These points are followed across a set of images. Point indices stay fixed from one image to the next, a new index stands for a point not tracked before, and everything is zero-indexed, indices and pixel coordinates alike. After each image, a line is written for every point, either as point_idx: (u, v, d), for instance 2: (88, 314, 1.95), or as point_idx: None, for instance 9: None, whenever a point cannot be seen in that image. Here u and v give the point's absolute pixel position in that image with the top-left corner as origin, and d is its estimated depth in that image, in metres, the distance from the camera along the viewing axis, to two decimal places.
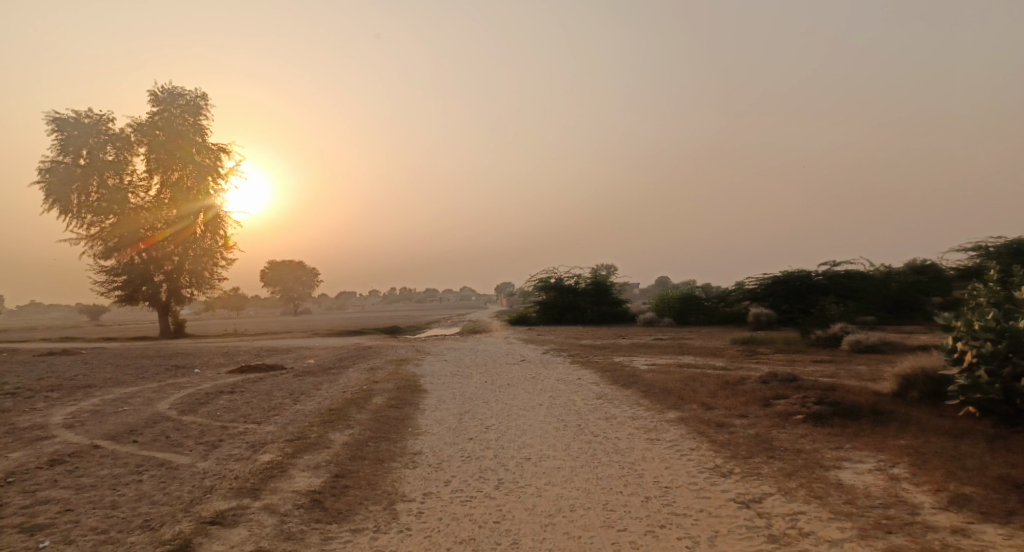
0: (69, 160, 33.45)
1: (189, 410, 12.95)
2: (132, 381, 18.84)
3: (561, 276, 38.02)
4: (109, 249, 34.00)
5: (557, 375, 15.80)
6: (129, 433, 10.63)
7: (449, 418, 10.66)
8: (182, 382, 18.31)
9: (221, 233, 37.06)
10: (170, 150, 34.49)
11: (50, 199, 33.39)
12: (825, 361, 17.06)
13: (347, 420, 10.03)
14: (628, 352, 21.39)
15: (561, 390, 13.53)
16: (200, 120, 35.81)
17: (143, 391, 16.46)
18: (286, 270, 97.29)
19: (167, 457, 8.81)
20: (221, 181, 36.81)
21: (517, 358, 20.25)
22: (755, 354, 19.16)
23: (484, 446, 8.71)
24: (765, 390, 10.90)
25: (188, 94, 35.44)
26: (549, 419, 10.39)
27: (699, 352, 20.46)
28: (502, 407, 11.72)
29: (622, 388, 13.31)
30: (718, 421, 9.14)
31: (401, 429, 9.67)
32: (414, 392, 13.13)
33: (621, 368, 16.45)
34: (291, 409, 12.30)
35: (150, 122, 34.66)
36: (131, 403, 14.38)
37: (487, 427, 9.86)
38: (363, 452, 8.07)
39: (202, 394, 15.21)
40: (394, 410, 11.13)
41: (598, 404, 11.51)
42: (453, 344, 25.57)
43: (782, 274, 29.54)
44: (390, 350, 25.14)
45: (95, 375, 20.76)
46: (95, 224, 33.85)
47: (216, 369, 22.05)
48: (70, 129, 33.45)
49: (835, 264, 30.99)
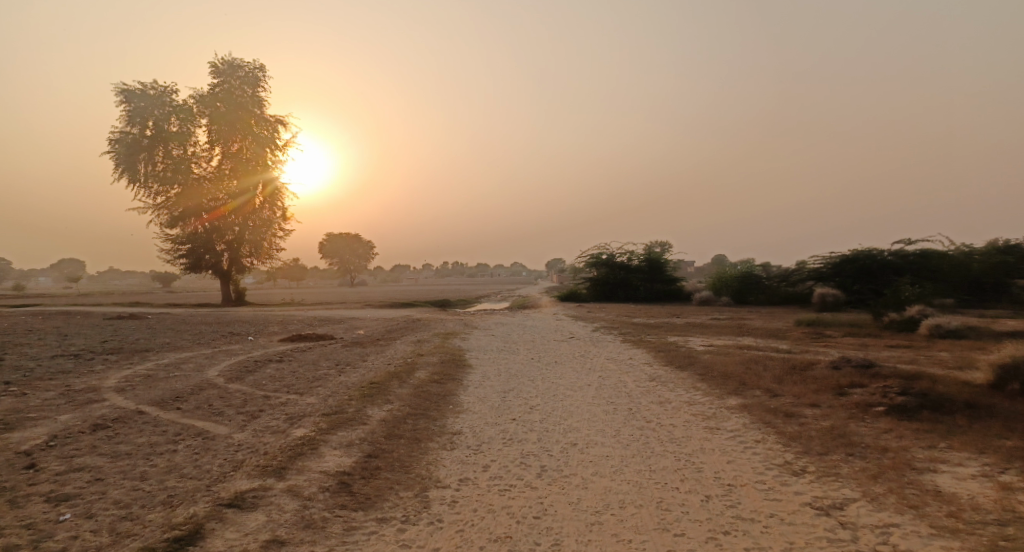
0: (136, 131, 34.25)
1: (236, 378, 12.87)
2: (187, 348, 19.08)
3: (614, 252, 37.02)
4: (173, 218, 34.82)
5: (608, 354, 15.14)
6: (174, 400, 10.54)
7: (493, 396, 10.18)
8: (233, 350, 18.44)
9: (279, 204, 37.52)
10: (230, 121, 34.94)
11: (119, 168, 34.33)
12: (901, 346, 15.81)
13: (388, 395, 9.66)
14: (683, 331, 20.49)
15: (611, 370, 12.86)
16: (258, 92, 36.18)
17: (195, 357, 16.56)
18: (343, 243, 98.96)
19: (204, 426, 8.60)
20: (279, 153, 37.19)
21: (567, 334, 19.62)
22: (822, 337, 17.98)
23: (527, 429, 8.17)
24: (837, 378, 9.98)
25: (247, 66, 35.94)
26: (598, 402, 9.78)
27: (759, 334, 19.39)
28: (549, 386, 11.16)
29: (677, 369, 12.55)
30: (786, 410, 8.34)
31: (442, 407, 9.22)
32: (459, 367, 12.71)
33: (676, 348, 15.63)
34: (334, 380, 12.05)
35: (211, 93, 35.20)
36: (181, 369, 14.45)
37: (531, 408, 9.31)
38: (400, 430, 7.65)
39: (251, 363, 15.18)
40: (437, 386, 10.72)
41: (651, 387, 10.80)
42: (502, 319, 25.12)
43: (851, 253, 27.81)
44: (438, 323, 24.89)
45: (152, 340, 21.17)
46: (161, 194, 34.68)
47: (268, 337, 22.20)
48: (137, 100, 34.21)
49: (910, 242, 29.08)
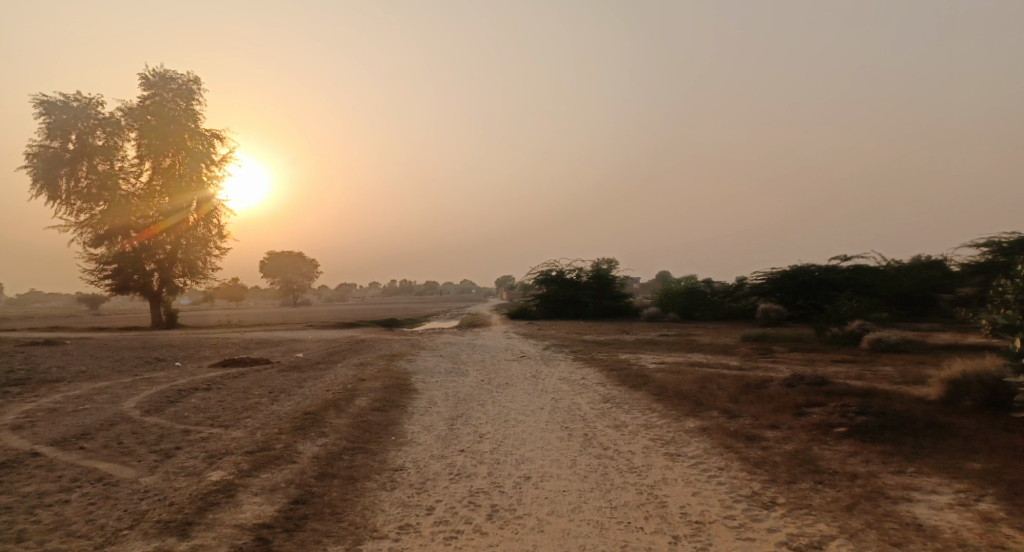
0: (57, 145, 31.99)
1: (155, 410, 11.72)
2: (106, 376, 17.54)
3: (562, 269, 36.79)
4: (99, 237, 32.69)
5: (559, 374, 14.61)
6: (78, 438, 9.38)
7: (439, 425, 9.47)
8: (158, 377, 17.07)
9: (214, 221, 35.85)
10: (162, 134, 33.17)
11: (37, 184, 31.94)
12: (847, 361, 15.85)
13: (322, 426, 8.83)
14: (634, 349, 20.20)
15: (564, 391, 12.32)
16: (193, 105, 34.52)
17: (112, 387, 15.17)
18: (285, 262, 96.06)
19: (108, 469, 7.58)
20: (215, 169, 35.53)
21: (517, 354, 19.04)
22: (770, 353, 17.97)
23: (476, 462, 7.52)
24: (793, 396, 9.70)
25: (180, 79, 34.21)
26: (551, 427, 9.21)
27: (709, 350, 19.27)
28: (499, 411, 10.53)
29: (630, 389, 12.12)
30: (746, 433, 7.95)
31: (383, 439, 8.45)
32: (403, 393, 11.95)
33: (628, 367, 15.25)
34: (266, 411, 11.09)
35: (141, 106, 33.35)
36: (95, 401, 13.14)
37: (481, 437, 8.65)
38: (334, 468, 6.87)
39: (176, 392, 13.98)
40: (378, 415, 9.94)
41: (606, 410, 10.29)
42: (449, 338, 24.34)
43: (792, 269, 28.29)
44: (383, 344, 23.93)
45: (67, 369, 19.46)
46: (84, 210, 32.55)
47: (198, 363, 20.77)
48: (58, 111, 31.97)
49: (845, 257, 29.85)
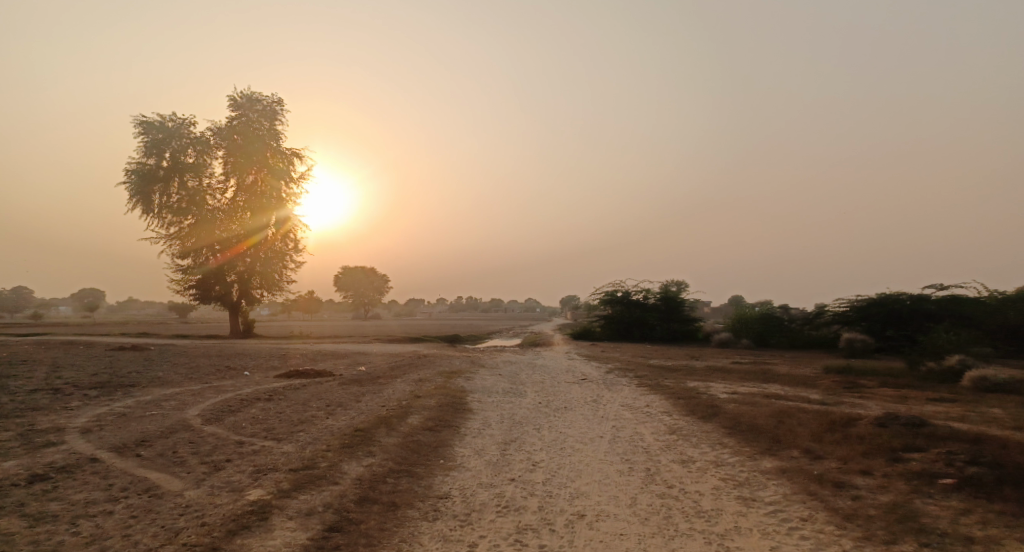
0: (152, 161, 33.78)
1: (215, 419, 11.76)
2: (177, 382, 17.99)
3: (629, 290, 35.85)
4: (185, 249, 34.19)
5: (622, 400, 13.89)
6: (138, 444, 9.44)
7: (492, 449, 9.00)
8: (223, 385, 17.34)
9: (291, 236, 36.98)
10: (246, 152, 34.58)
11: (133, 198, 33.76)
12: (944, 400, 14.41)
13: (371, 445, 8.52)
14: (704, 376, 19.16)
15: (627, 419, 11.61)
16: (276, 125, 35.87)
17: (180, 394, 15.47)
18: (358, 276, 98.58)
19: (157, 480, 7.47)
20: (294, 185, 36.71)
21: (579, 376, 18.37)
22: (854, 387, 16.62)
23: (527, 493, 7.00)
24: (886, 439, 8.72)
25: (265, 100, 35.63)
26: (611, 459, 8.58)
27: (786, 381, 18.02)
28: (556, 437, 9.96)
29: (699, 420, 11.31)
30: (832, 478, 7.11)
31: (432, 462, 8.06)
32: (458, 413, 11.56)
33: (696, 395, 14.33)
34: (320, 425, 10.94)
35: (229, 125, 34.89)
36: (160, 407, 13.37)
37: (534, 465, 8.12)
38: (377, 493, 6.51)
39: (237, 401, 14.08)
40: (429, 435, 9.57)
41: (672, 442, 9.56)
42: (511, 357, 23.91)
43: (879, 296, 26.39)
44: (445, 360, 23.76)
45: (143, 374, 20.13)
46: (173, 223, 34.17)
47: (264, 373, 21.13)
48: (155, 131, 33.75)
49: (939, 285, 27.69)
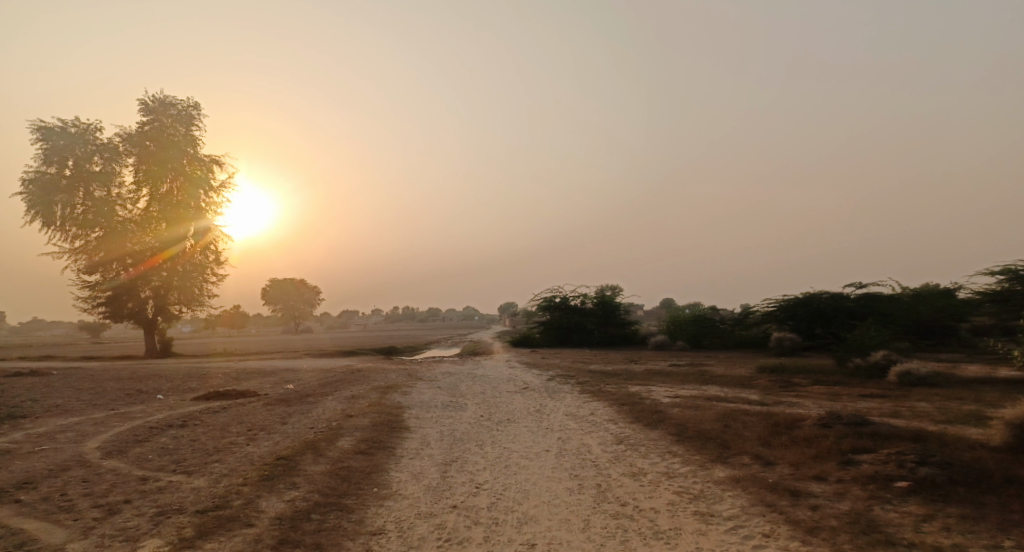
0: (53, 170, 31.17)
1: (118, 452, 10.55)
2: (80, 410, 16.37)
3: (566, 296, 35.75)
4: (93, 264, 31.72)
5: (565, 409, 13.44)
6: (19, 487, 8.23)
7: (431, 472, 8.31)
8: (133, 412, 15.85)
9: (212, 247, 34.96)
10: (160, 160, 32.43)
11: (32, 210, 31.05)
12: (877, 396, 14.65)
13: (294, 475, 7.66)
14: (644, 380, 19.00)
15: (572, 429, 11.11)
16: (192, 131, 33.81)
17: (82, 423, 13.99)
18: (287, 289, 95.24)
19: (36, 531, 6.40)
20: (214, 195, 34.72)
21: (519, 385, 17.79)
22: (790, 386, 16.78)
23: (471, 522, 6.36)
24: (834, 440, 8.55)
25: (179, 104, 33.51)
26: (559, 475, 8.04)
27: (724, 382, 18.02)
28: (500, 454, 9.35)
29: (645, 428, 10.94)
30: (788, 486, 6.80)
31: (364, 491, 7.29)
32: (393, 432, 10.78)
33: (640, 401, 14.01)
34: (239, 452, 9.93)
35: (140, 131, 32.62)
36: (55, 440, 11.93)
37: (478, 488, 7.49)
38: (299, 534, 5.72)
39: (147, 429, 12.79)
40: (361, 459, 8.76)
41: (620, 453, 9.13)
42: (449, 368, 23.18)
43: (805, 295, 27.09)
44: (379, 374, 22.78)
45: (42, 402, 18.26)
46: (80, 237, 31.60)
47: (182, 395, 19.58)
48: (55, 137, 31.14)
49: (859, 283, 28.76)
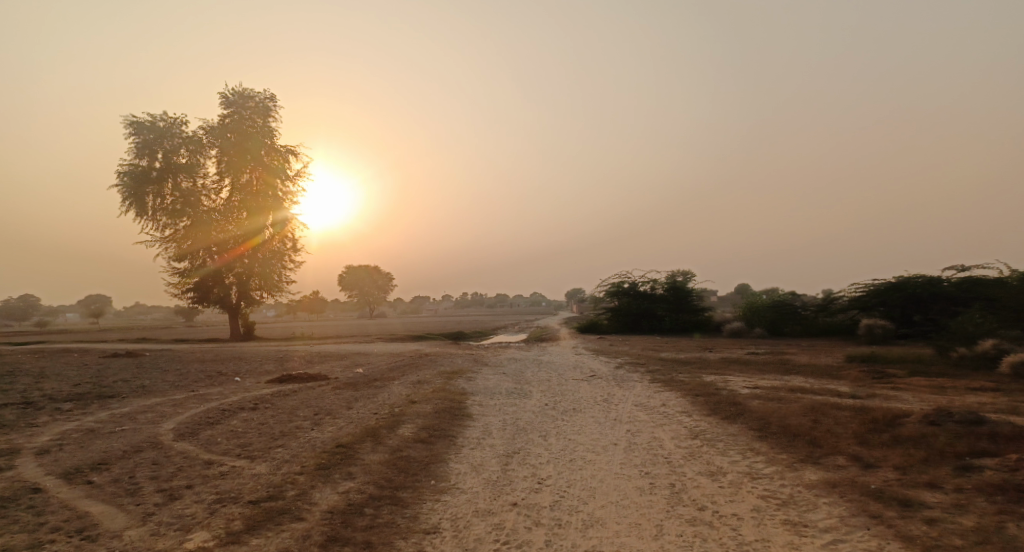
0: (144, 163, 32.64)
1: (189, 434, 10.67)
2: (161, 391, 16.90)
3: (636, 281, 34.71)
4: (181, 252, 33.12)
5: (635, 398, 12.78)
6: (92, 468, 8.35)
7: (491, 464, 7.89)
8: (209, 394, 16.23)
9: (289, 235, 35.90)
10: (240, 151, 33.44)
11: (126, 201, 32.64)
12: (986, 389, 13.27)
13: (351, 464, 7.41)
14: (720, 368, 18.02)
15: (643, 421, 10.45)
16: (269, 122, 34.66)
17: (161, 404, 14.40)
18: (362, 275, 97.68)
19: (100, 515, 6.38)
20: (290, 184, 35.57)
21: (587, 373, 17.19)
22: (884, 377, 15.50)
23: (533, 523, 5.90)
24: (944, 441, 7.62)
25: (257, 96, 34.38)
26: (628, 472, 7.44)
27: (808, 372, 16.83)
28: (565, 446, 8.82)
29: (723, 421, 10.19)
30: (894, 495, 6.01)
31: (421, 483, 6.96)
32: (455, 420, 10.45)
33: (716, 391, 13.15)
34: (302, 438, 9.84)
35: (221, 124, 33.69)
36: (133, 421, 12.24)
37: (540, 484, 7.02)
38: (350, 531, 5.45)
39: (220, 411, 12.98)
40: (421, 448, 8.45)
41: (696, 449, 8.45)
42: (515, 354, 22.81)
43: (898, 280, 25.10)
44: (446, 359, 22.66)
45: (128, 383, 19.03)
46: (169, 226, 33.07)
47: (256, 378, 20.01)
48: (145, 131, 32.63)
49: (961, 267, 26.44)
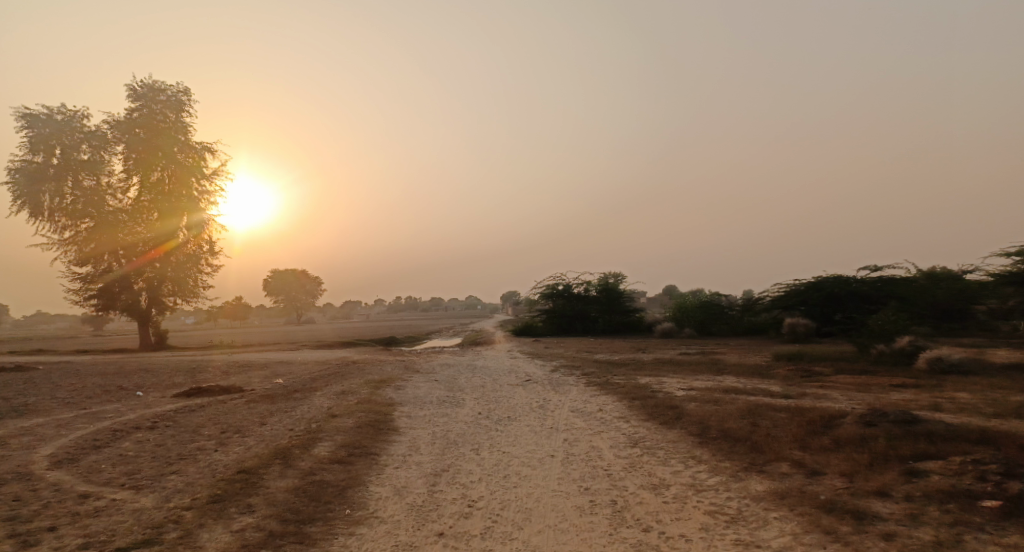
0: (40, 159, 29.86)
1: (70, 461, 9.34)
2: (50, 410, 15.15)
3: (569, 283, 34.51)
4: (84, 256, 30.48)
5: (571, 404, 12.23)
6: None
7: (417, 485, 7.10)
8: (105, 411, 14.64)
9: (206, 237, 33.71)
10: (150, 147, 31.08)
11: (19, 201, 29.77)
12: (909, 385, 13.46)
13: (253, 493, 6.47)
14: (654, 370, 17.79)
15: (580, 429, 9.88)
16: (183, 117, 32.39)
17: (46, 426, 12.81)
18: (289, 280, 94.19)
19: None
20: (206, 183, 33.39)
21: (521, 377, 16.58)
22: (812, 375, 15.61)
23: None
24: (885, 443, 7.37)
25: (169, 89, 32.06)
26: (566, 489, 6.82)
27: (740, 371, 16.80)
28: (498, 461, 8.12)
29: (662, 427, 9.74)
30: (846, 506, 5.63)
31: (334, 513, 6.10)
32: (378, 435, 9.57)
33: (652, 394, 12.77)
34: (202, 461, 8.72)
35: (129, 118, 31.22)
36: (5, 446, 10.72)
37: (470, 509, 6.29)
38: None
39: (113, 432, 11.58)
40: (337, 470, 7.57)
41: (637, 459, 7.93)
42: (448, 359, 21.96)
43: (818, 279, 25.79)
44: (375, 366, 21.56)
45: (13, 401, 17.05)
46: (69, 228, 30.41)
47: (163, 392, 18.37)
48: (41, 125, 29.87)
49: (875, 267, 27.42)
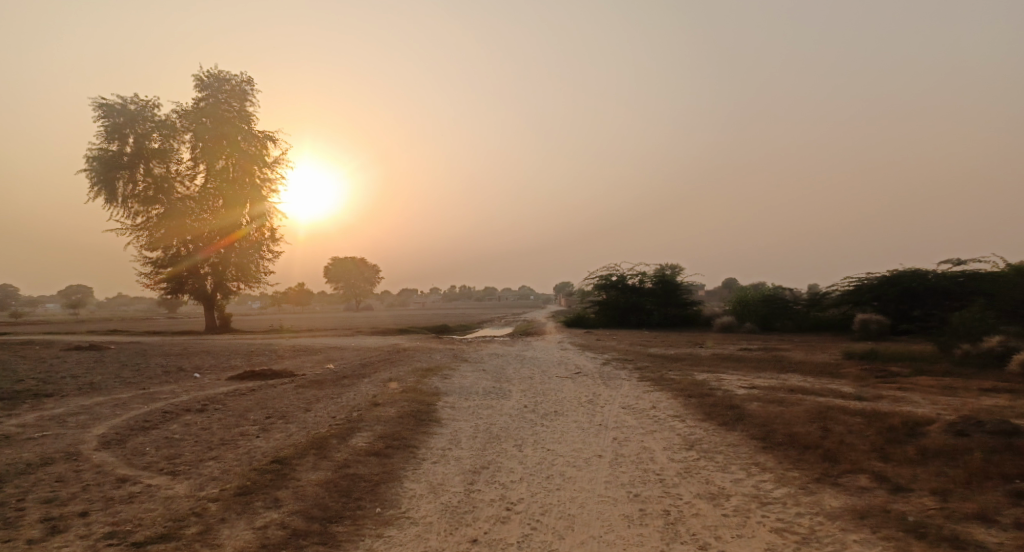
0: (115, 148, 30.82)
1: (116, 442, 9.35)
2: (110, 390, 15.50)
3: (624, 274, 33.62)
4: (155, 241, 31.46)
5: (622, 399, 11.61)
6: None
7: (454, 483, 6.66)
8: (160, 392, 14.87)
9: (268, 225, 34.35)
10: (216, 136, 31.81)
11: (95, 187, 30.87)
12: (1000, 390, 12.21)
13: (282, 486, 6.17)
14: (713, 365, 16.91)
15: (631, 428, 9.25)
16: (247, 107, 33.04)
17: (103, 405, 13.05)
18: (348, 268, 96.05)
19: None
20: (269, 171, 34.01)
21: (571, 370, 16.02)
22: (888, 376, 14.44)
23: None
24: (983, 458, 6.48)
25: (233, 79, 32.75)
26: (614, 495, 6.25)
27: (806, 370, 15.76)
28: (542, 459, 7.61)
29: (721, 428, 9.02)
30: (941, 532, 4.86)
31: (362, 511, 5.71)
32: (419, 427, 9.19)
33: (710, 392, 12.00)
34: (241, 448, 8.54)
35: (196, 107, 32.00)
36: (61, 424, 10.89)
37: (509, 513, 5.80)
38: None
39: (164, 414, 11.63)
40: (373, 463, 7.22)
41: (694, 464, 7.26)
42: (498, 349, 21.59)
43: (893, 273, 24.14)
44: (425, 355, 21.37)
45: (78, 379, 17.60)
46: (141, 214, 31.43)
47: (218, 375, 18.64)
48: (116, 114, 30.75)
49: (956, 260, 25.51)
